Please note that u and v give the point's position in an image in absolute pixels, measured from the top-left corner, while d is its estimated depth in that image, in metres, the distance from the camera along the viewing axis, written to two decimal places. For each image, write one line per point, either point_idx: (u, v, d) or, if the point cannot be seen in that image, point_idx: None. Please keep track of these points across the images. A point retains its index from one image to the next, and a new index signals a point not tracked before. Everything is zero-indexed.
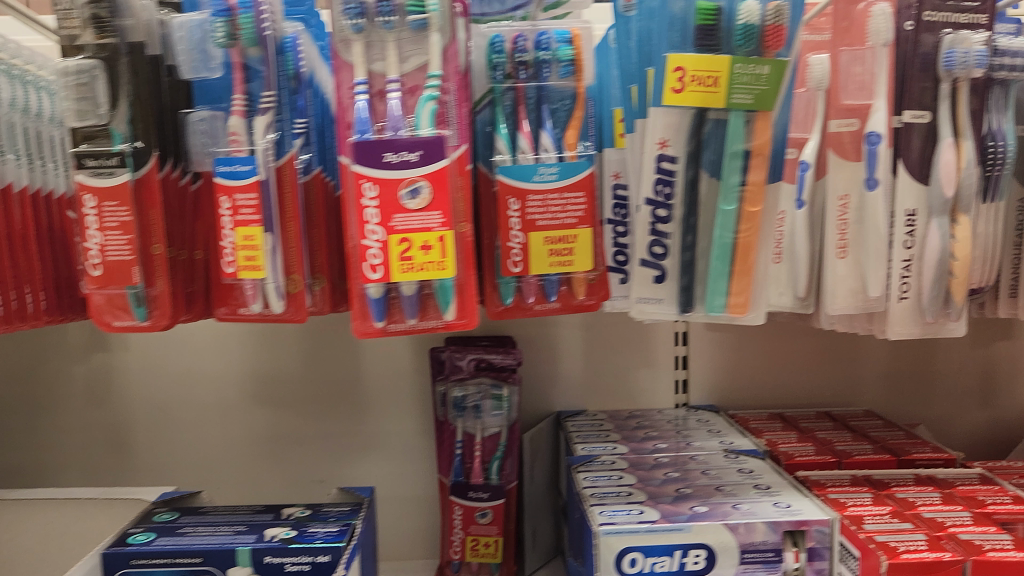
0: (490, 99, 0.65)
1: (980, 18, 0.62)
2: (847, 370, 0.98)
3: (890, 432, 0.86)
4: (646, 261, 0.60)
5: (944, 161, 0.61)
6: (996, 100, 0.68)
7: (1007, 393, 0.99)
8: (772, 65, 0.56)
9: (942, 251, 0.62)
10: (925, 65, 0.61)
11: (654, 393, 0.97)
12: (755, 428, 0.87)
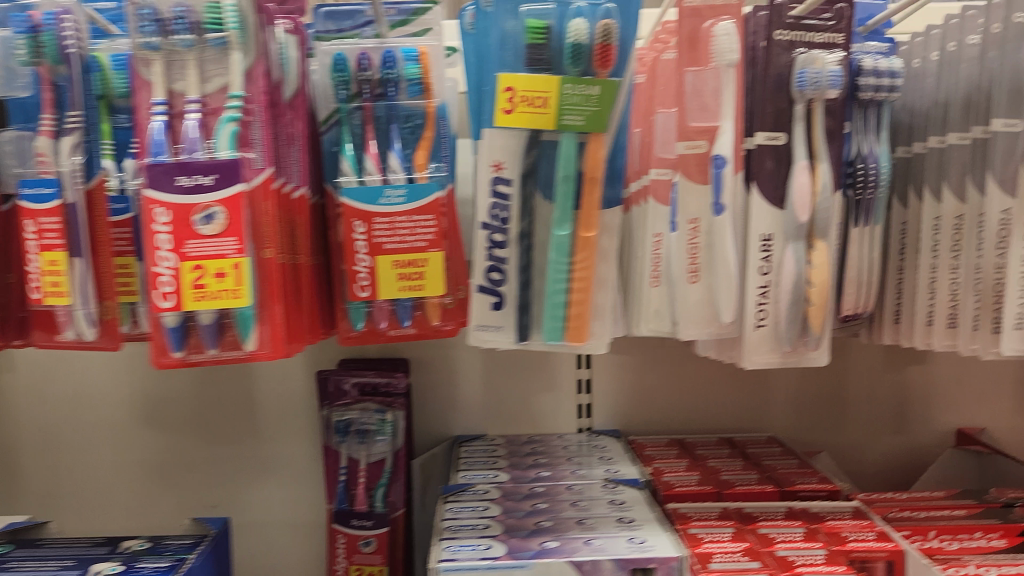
0: (337, 118, 0.63)
1: (837, 37, 0.59)
2: (755, 395, 0.96)
3: (783, 460, 0.83)
4: (484, 287, 0.58)
5: (798, 183, 0.59)
6: (868, 122, 0.66)
7: (922, 419, 0.96)
8: (605, 85, 0.53)
9: (797, 280, 0.60)
10: (778, 85, 0.59)
11: (556, 418, 0.95)
12: (647, 457, 0.85)
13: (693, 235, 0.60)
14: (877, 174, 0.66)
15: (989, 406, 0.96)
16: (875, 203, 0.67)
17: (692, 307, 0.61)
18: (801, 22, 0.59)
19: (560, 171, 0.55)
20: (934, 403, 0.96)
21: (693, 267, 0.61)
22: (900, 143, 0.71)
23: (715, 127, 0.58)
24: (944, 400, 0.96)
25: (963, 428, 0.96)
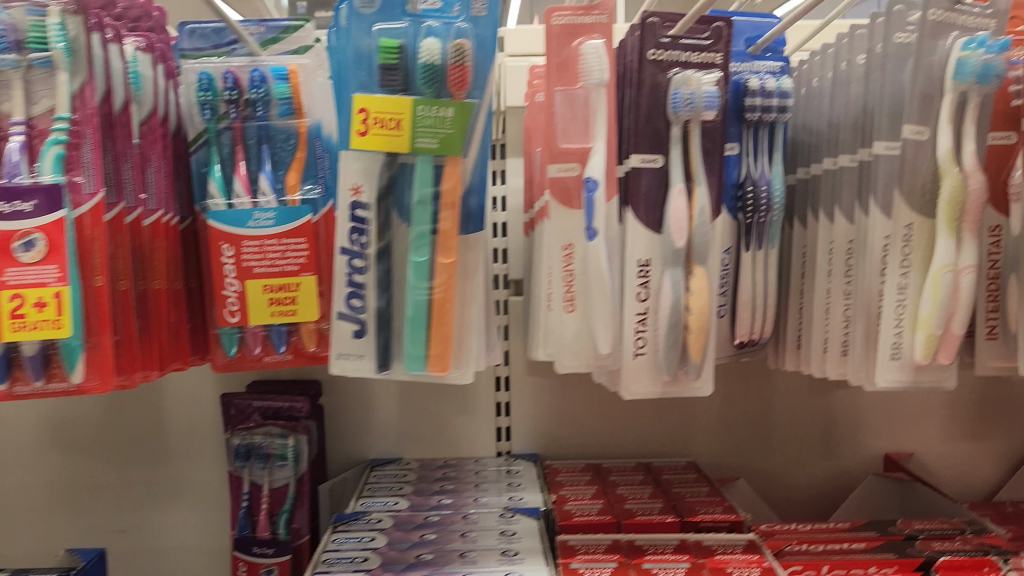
0: (206, 138, 0.61)
1: (715, 57, 0.58)
2: (678, 418, 0.93)
3: (694, 488, 0.81)
4: (344, 314, 0.55)
5: (674, 208, 0.57)
6: (760, 143, 0.64)
7: (849, 443, 0.94)
8: (460, 107, 0.52)
9: (675, 307, 0.58)
10: (653, 106, 0.57)
11: (474, 441, 0.93)
12: (557, 484, 0.83)
13: (569, 261, 0.58)
14: (770, 198, 0.64)
15: (918, 430, 0.94)
16: (771, 225, 0.65)
17: (569, 336, 0.59)
18: (677, 42, 0.57)
19: (417, 196, 0.53)
20: (862, 427, 0.94)
21: (569, 295, 0.58)
22: (799, 165, 0.70)
23: (588, 149, 0.56)
24: (871, 424, 0.93)
25: (890, 453, 0.93)
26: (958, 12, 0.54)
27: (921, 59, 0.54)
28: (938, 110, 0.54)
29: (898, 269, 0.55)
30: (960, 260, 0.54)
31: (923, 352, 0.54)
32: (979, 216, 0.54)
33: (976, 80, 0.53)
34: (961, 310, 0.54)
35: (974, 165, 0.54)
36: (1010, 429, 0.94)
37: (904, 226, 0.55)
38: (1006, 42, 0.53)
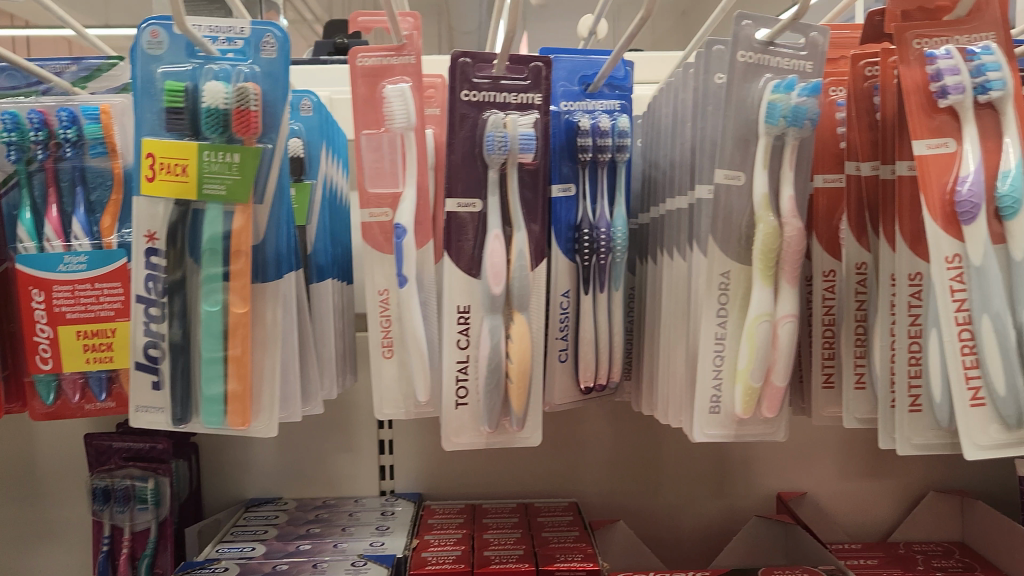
0: (16, 180, 0.59)
1: (533, 97, 0.56)
2: (566, 457, 0.91)
3: (564, 532, 0.79)
4: (142, 364, 0.53)
5: (491, 253, 0.55)
6: (598, 185, 0.63)
7: (742, 481, 0.92)
8: (247, 152, 0.50)
9: (494, 353, 0.55)
10: (469, 150, 0.55)
11: (356, 479, 0.91)
12: (426, 527, 0.81)
13: (387, 307, 0.56)
14: (612, 239, 0.62)
15: (812, 469, 0.91)
16: (615, 268, 0.62)
17: (388, 384, 0.57)
18: (494, 82, 0.55)
19: (207, 240, 0.51)
20: (755, 465, 0.91)
21: (387, 341, 0.56)
22: (652, 203, 0.68)
23: (399, 193, 0.55)
24: (764, 462, 0.91)
25: (783, 492, 0.91)
26: (771, 53, 0.52)
27: (732, 102, 0.52)
28: (754, 154, 0.52)
29: (715, 317, 0.53)
30: (778, 310, 0.52)
31: (743, 406, 0.52)
32: (797, 264, 0.52)
33: (788, 123, 0.51)
34: (781, 361, 0.52)
35: (792, 211, 0.52)
36: (905, 467, 0.92)
37: (721, 273, 0.53)
38: (817, 84, 0.52)
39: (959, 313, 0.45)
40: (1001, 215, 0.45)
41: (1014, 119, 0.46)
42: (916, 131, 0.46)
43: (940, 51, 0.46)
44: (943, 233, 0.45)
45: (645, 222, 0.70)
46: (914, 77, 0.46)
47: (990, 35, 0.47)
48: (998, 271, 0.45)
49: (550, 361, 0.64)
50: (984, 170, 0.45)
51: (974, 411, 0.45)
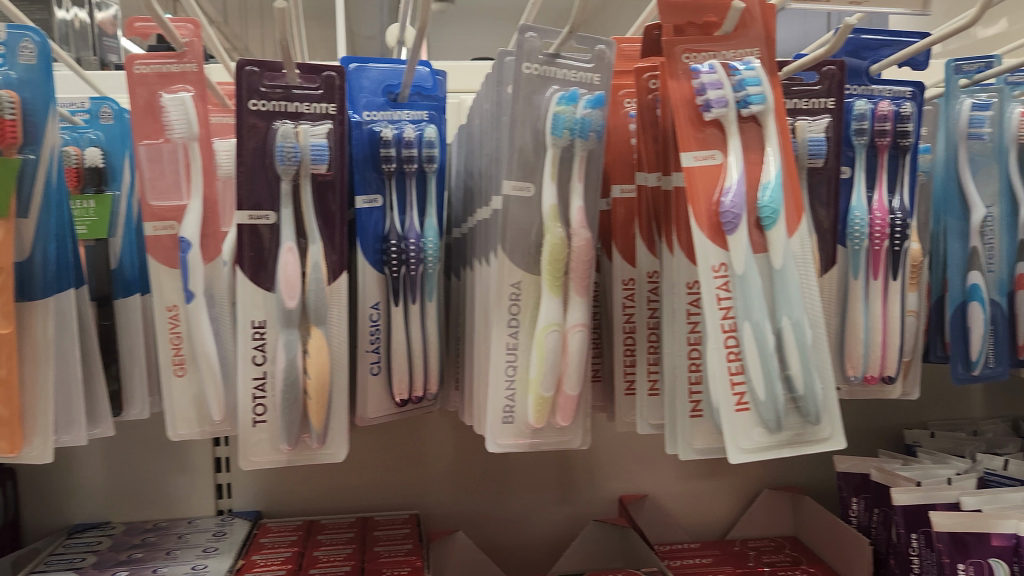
0: None
1: (328, 107, 0.55)
2: (408, 469, 0.90)
3: (397, 545, 0.78)
4: None
5: (283, 266, 0.53)
6: (408, 197, 0.62)
7: (585, 487, 0.92)
8: (5, 164, 0.48)
9: (290, 370, 0.54)
10: (257, 159, 0.53)
11: (190, 500, 0.87)
12: (255, 547, 0.78)
13: (176, 323, 0.54)
14: (422, 251, 0.61)
15: (652, 472, 0.93)
16: (426, 279, 0.62)
17: (181, 404, 0.55)
18: (285, 91, 0.54)
19: None
20: (598, 470, 0.93)
21: (179, 358, 0.54)
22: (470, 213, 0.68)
23: (183, 206, 0.53)
24: (606, 466, 0.92)
25: (625, 496, 0.92)
26: (557, 65, 0.52)
27: (517, 115, 0.52)
28: (543, 165, 0.53)
29: (506, 327, 0.53)
30: (567, 320, 0.53)
31: (535, 415, 0.52)
32: (584, 273, 0.53)
33: (573, 135, 0.52)
34: (571, 369, 0.53)
35: (580, 222, 0.53)
36: (741, 467, 0.95)
37: (512, 284, 0.53)
38: (601, 97, 0.53)
39: (724, 321, 0.46)
40: (762, 226, 0.46)
41: (775, 132, 0.48)
42: (684, 143, 0.47)
43: (704, 66, 0.48)
44: (709, 243, 0.46)
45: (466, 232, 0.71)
46: (682, 92, 0.48)
47: (756, 51, 0.49)
48: (759, 280, 0.46)
49: (362, 374, 0.63)
50: (747, 181, 0.47)
51: (739, 416, 0.45)
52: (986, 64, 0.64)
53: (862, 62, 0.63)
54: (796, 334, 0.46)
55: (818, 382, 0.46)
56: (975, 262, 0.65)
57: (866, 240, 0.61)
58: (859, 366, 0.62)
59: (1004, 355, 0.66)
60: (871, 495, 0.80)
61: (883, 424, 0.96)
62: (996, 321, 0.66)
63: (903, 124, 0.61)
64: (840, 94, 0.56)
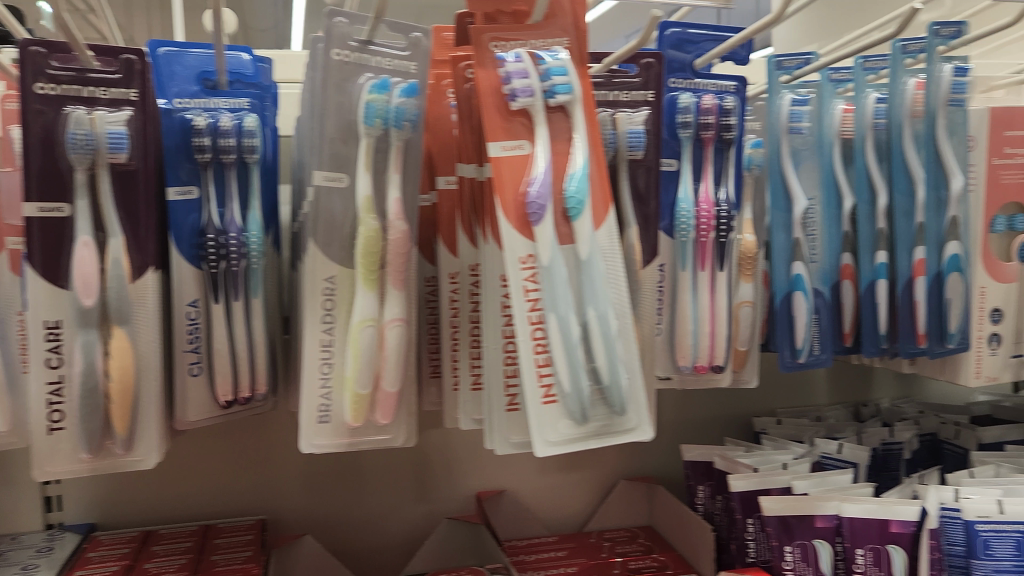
0: None
1: (128, 93, 0.52)
2: (258, 473, 0.85)
3: (234, 553, 0.75)
4: None
5: (78, 259, 0.50)
6: (227, 188, 0.59)
7: (442, 483, 0.90)
8: None
9: (88, 374, 0.50)
10: (46, 148, 0.50)
11: (16, 514, 0.80)
12: (80, 562, 0.73)
13: None
14: (244, 245, 0.58)
15: (510, 466, 0.92)
16: (250, 274, 0.59)
17: None
18: (79, 74, 0.51)
19: None
20: (456, 467, 0.91)
21: None
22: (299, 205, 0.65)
23: None
24: (463, 463, 0.90)
25: (481, 492, 0.91)
26: (371, 52, 0.51)
27: (327, 103, 0.50)
28: (356, 155, 0.51)
29: (321, 324, 0.51)
30: (384, 315, 0.51)
31: (352, 413, 0.51)
32: (402, 266, 0.52)
33: (386, 124, 0.50)
34: (389, 365, 0.51)
35: (396, 213, 0.51)
36: (599, 458, 0.96)
37: (326, 278, 0.52)
38: (416, 87, 0.51)
39: (532, 313, 0.45)
40: (568, 216, 0.46)
41: (582, 122, 0.47)
42: (492, 133, 0.46)
43: (510, 55, 0.47)
44: (517, 234, 0.45)
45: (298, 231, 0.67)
46: (490, 80, 0.47)
47: (563, 41, 0.48)
48: (565, 271, 0.46)
49: (181, 376, 0.59)
50: (553, 172, 0.46)
51: (547, 409, 0.45)
52: (805, 61, 0.66)
53: (687, 55, 0.64)
54: (601, 325, 0.46)
55: (624, 374, 0.46)
56: (799, 253, 0.67)
57: (692, 232, 0.62)
58: (688, 355, 0.63)
59: (827, 342, 0.68)
60: (714, 482, 0.82)
61: (733, 412, 0.99)
62: (819, 310, 0.68)
63: (726, 117, 0.62)
64: (658, 87, 0.57)
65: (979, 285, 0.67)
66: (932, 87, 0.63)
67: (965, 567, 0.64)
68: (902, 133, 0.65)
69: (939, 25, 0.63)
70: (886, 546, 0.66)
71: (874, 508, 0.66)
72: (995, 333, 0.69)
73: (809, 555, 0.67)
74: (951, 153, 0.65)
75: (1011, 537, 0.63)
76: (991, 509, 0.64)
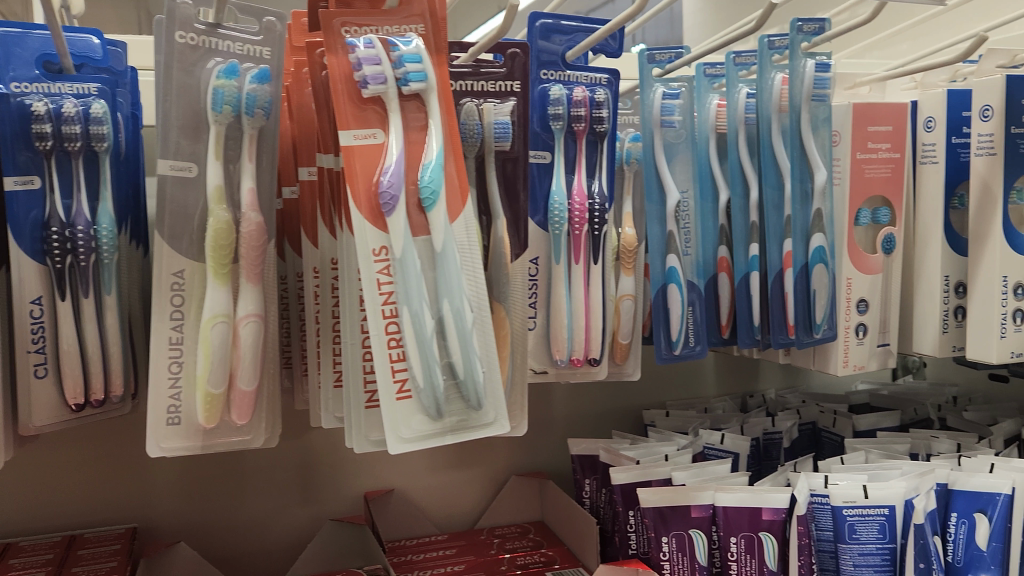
0: None
1: None
2: (131, 479, 0.80)
3: (101, 563, 0.71)
4: None
5: None
6: (73, 178, 0.55)
7: (329, 485, 0.87)
8: None
9: None
10: None
11: None
12: None
13: None
14: (92, 239, 0.55)
15: (399, 465, 0.90)
16: (101, 268, 0.56)
17: None
18: None
19: None
20: (343, 467, 0.88)
21: None
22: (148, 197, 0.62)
23: None
24: (351, 463, 0.88)
25: (370, 492, 0.89)
26: (219, 36, 0.48)
27: (170, 88, 0.47)
28: (205, 146, 0.49)
29: (169, 320, 0.49)
30: (237, 311, 0.49)
31: (204, 414, 0.49)
32: (256, 259, 0.50)
33: (236, 110, 0.48)
34: (243, 362, 0.49)
35: (250, 205, 0.49)
36: (490, 454, 0.95)
37: (174, 273, 0.49)
38: (268, 72, 0.49)
39: (385, 306, 0.44)
40: (422, 207, 0.45)
41: (438, 109, 0.46)
42: (343, 121, 0.45)
43: (361, 40, 0.45)
44: (369, 225, 0.44)
45: (136, 222, 0.62)
46: (342, 67, 0.45)
47: (418, 27, 0.47)
48: (420, 263, 0.45)
49: (25, 378, 0.55)
50: (406, 161, 0.45)
51: (401, 404, 0.44)
52: (676, 55, 0.67)
53: (557, 47, 0.63)
54: (456, 317, 0.45)
55: (479, 366, 0.46)
56: (672, 245, 0.66)
57: (566, 224, 0.61)
58: (564, 349, 0.62)
59: (702, 334, 0.69)
60: (600, 476, 0.82)
61: (621, 406, 1.00)
62: (693, 302, 0.69)
63: (597, 110, 0.63)
64: (524, 78, 0.56)
65: (845, 276, 0.69)
66: (796, 81, 0.65)
67: (833, 551, 0.67)
68: (770, 127, 0.66)
69: (802, 22, 0.65)
70: (757, 533, 0.66)
71: (747, 497, 0.67)
72: (862, 323, 0.70)
73: (686, 544, 0.68)
74: (815, 147, 0.66)
75: (875, 521, 0.65)
76: (857, 495, 0.65)
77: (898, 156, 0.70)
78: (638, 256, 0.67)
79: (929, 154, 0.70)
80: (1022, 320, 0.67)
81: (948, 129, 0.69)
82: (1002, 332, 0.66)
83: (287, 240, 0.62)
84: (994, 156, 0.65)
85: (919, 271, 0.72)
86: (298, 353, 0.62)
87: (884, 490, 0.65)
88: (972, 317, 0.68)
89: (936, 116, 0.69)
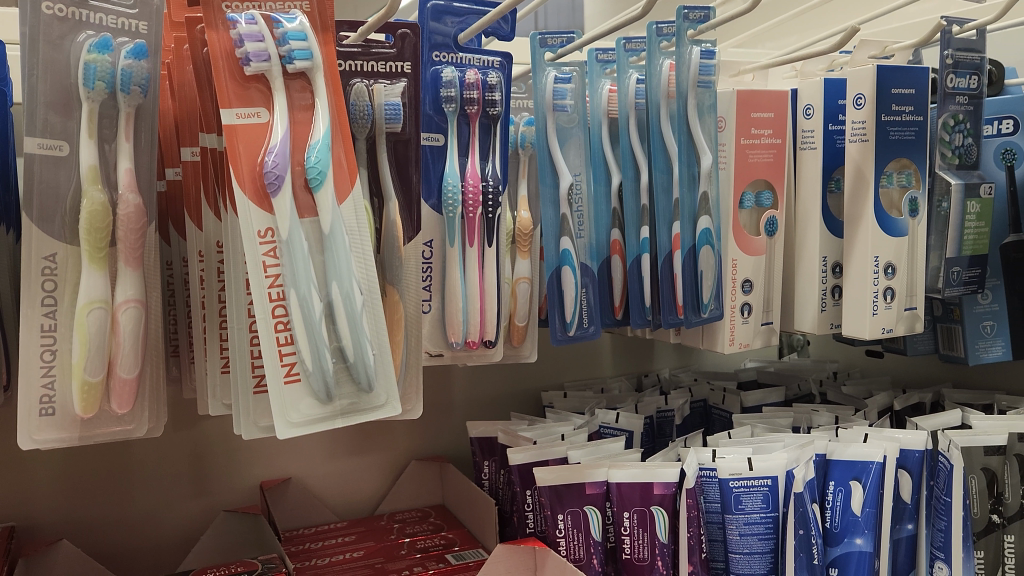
0: None
1: None
2: (7, 476, 0.76)
3: None
4: None
5: None
6: None
7: (222, 475, 0.85)
8: None
9: None
10: None
11: None
12: None
13: None
14: None
15: (297, 453, 0.88)
16: None
17: None
18: None
19: None
20: (237, 458, 0.86)
21: None
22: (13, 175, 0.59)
23: None
24: (245, 452, 0.86)
25: (266, 481, 0.87)
26: (90, 8, 0.46)
27: (38, 62, 0.45)
28: (77, 123, 0.47)
29: (41, 307, 0.47)
30: (115, 296, 0.47)
31: (80, 404, 0.46)
32: (134, 242, 0.48)
33: (110, 87, 0.46)
34: (124, 349, 0.47)
35: (128, 185, 0.47)
36: (390, 440, 0.94)
37: (45, 256, 0.47)
38: (145, 48, 0.47)
39: (272, 289, 0.43)
40: (309, 187, 0.44)
41: (324, 88, 0.46)
42: (224, 99, 0.43)
43: (242, 16, 0.44)
44: (253, 206, 0.43)
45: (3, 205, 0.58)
46: (223, 43, 0.44)
47: (302, 4, 0.46)
48: (307, 244, 0.44)
49: None
50: (292, 141, 0.44)
51: (289, 388, 0.43)
52: (568, 39, 0.67)
53: (448, 28, 0.63)
54: (345, 301, 0.44)
55: (369, 349, 0.45)
56: (565, 228, 0.67)
57: (459, 208, 0.61)
58: (460, 332, 0.62)
59: (595, 315, 0.70)
60: (498, 458, 0.83)
61: (519, 389, 1.01)
62: (586, 285, 0.69)
63: (490, 93, 0.63)
64: (414, 59, 0.56)
65: (732, 257, 0.72)
66: (682, 67, 0.67)
67: (721, 522, 0.69)
68: (659, 112, 0.68)
69: (688, 9, 0.66)
70: (649, 507, 0.69)
71: (638, 473, 0.69)
72: (747, 302, 0.73)
73: (580, 521, 0.70)
74: (700, 131, 0.68)
75: (759, 492, 0.68)
76: (742, 467, 0.68)
77: (780, 142, 0.72)
78: (533, 238, 0.68)
79: (807, 140, 0.74)
80: (891, 298, 0.71)
81: (825, 116, 0.72)
82: (874, 310, 0.70)
83: (171, 224, 0.60)
84: (866, 142, 0.68)
85: (800, 252, 0.75)
86: (185, 340, 0.60)
87: (766, 462, 0.68)
88: (848, 295, 0.71)
89: (814, 103, 0.72)
